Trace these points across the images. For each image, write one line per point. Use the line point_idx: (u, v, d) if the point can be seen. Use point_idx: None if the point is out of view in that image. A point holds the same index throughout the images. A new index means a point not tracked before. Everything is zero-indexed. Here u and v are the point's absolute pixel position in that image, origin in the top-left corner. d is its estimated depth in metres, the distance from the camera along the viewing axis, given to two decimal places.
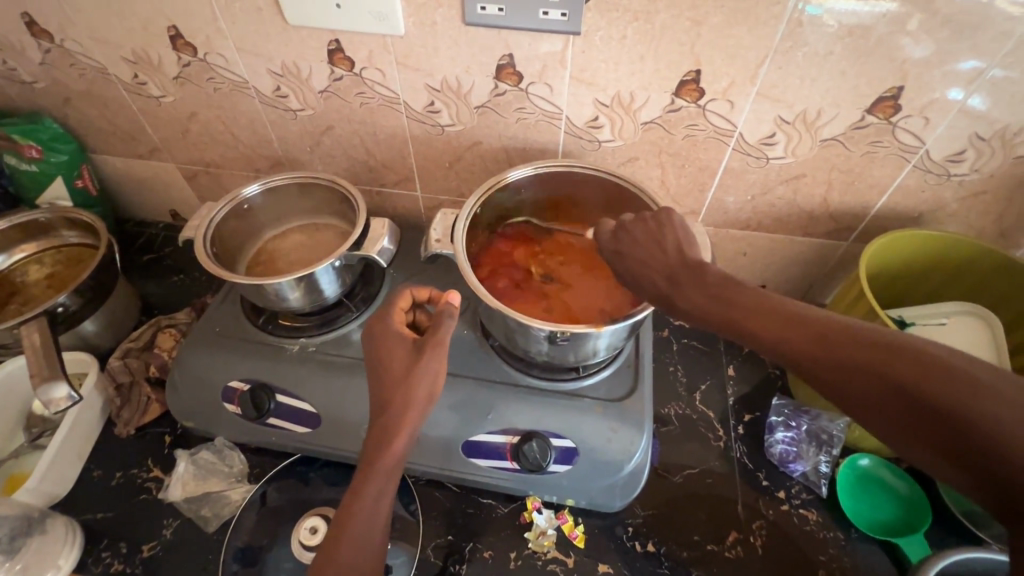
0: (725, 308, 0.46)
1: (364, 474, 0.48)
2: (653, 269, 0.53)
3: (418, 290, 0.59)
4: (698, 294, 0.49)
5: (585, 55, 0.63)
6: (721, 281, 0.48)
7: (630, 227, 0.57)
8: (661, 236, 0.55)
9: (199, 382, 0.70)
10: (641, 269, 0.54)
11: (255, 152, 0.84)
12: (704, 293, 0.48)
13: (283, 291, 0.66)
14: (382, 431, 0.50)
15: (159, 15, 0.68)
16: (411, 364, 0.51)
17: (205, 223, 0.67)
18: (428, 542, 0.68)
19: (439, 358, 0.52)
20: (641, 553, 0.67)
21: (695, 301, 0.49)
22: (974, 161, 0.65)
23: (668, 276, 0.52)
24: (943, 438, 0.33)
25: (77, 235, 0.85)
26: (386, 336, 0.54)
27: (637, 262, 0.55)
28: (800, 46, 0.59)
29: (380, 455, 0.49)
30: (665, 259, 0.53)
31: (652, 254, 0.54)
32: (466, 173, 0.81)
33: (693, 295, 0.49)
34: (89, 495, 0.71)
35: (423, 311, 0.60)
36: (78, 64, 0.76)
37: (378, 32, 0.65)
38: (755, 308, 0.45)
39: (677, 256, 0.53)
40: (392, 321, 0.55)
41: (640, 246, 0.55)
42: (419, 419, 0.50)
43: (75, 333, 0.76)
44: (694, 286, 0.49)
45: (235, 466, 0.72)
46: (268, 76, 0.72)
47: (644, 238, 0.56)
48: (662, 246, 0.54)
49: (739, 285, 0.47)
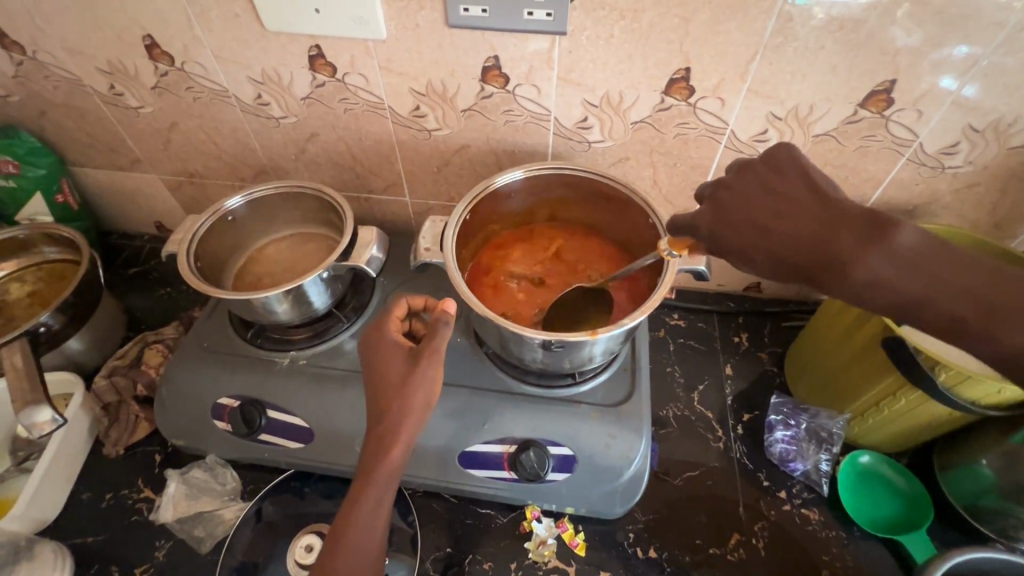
0: (925, 282, 0.38)
1: (358, 493, 0.47)
2: (798, 232, 0.41)
3: (412, 298, 0.58)
4: (886, 265, 0.38)
5: (573, 55, 0.62)
6: (910, 245, 0.39)
7: (738, 171, 0.47)
8: (784, 165, 0.45)
9: (188, 398, 0.69)
10: (773, 225, 0.42)
11: (238, 161, 0.82)
12: (895, 262, 0.38)
13: (269, 305, 0.64)
14: (376, 447, 0.48)
15: (132, 24, 0.66)
16: (407, 374, 0.50)
17: (188, 237, 0.66)
18: (427, 555, 0.67)
19: (436, 365, 0.50)
20: (642, 559, 0.66)
21: (884, 270, 0.38)
22: (968, 153, 0.64)
23: (825, 235, 0.40)
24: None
25: (58, 250, 0.83)
26: (380, 346, 0.53)
27: (763, 211, 0.43)
28: (791, 41, 0.58)
29: (373, 474, 0.47)
30: (812, 214, 0.41)
31: (781, 202, 0.43)
32: (454, 177, 0.79)
33: (884, 263, 0.38)
34: (78, 519, 0.69)
35: (419, 319, 0.59)
36: (52, 76, 0.74)
37: (358, 37, 0.63)
38: (967, 288, 0.38)
39: (827, 208, 0.41)
40: (388, 330, 0.54)
41: (764, 196, 0.44)
42: (415, 436, 0.49)
43: (59, 352, 0.74)
44: (882, 252, 0.38)
45: (227, 484, 0.70)
46: (249, 84, 0.71)
47: (764, 185, 0.45)
48: (793, 192, 0.43)
49: (934, 251, 0.39)
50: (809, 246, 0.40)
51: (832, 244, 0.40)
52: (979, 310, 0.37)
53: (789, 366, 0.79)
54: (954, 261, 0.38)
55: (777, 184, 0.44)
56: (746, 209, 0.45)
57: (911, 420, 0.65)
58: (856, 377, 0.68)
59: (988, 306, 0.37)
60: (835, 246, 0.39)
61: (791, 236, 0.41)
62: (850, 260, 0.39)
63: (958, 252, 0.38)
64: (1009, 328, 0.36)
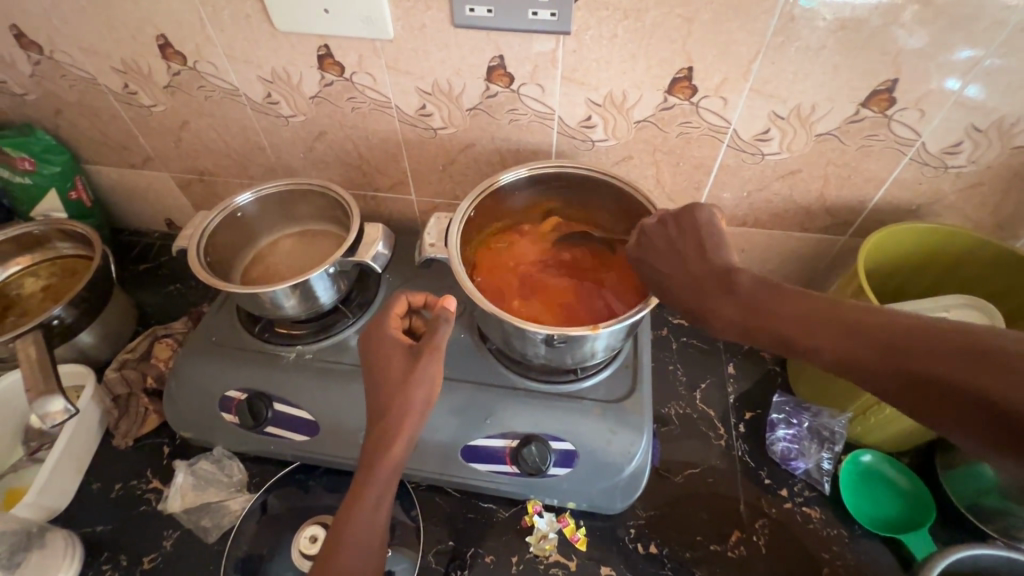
0: (763, 318, 0.45)
1: (362, 485, 0.48)
2: (673, 290, 0.53)
3: (412, 295, 0.59)
4: (729, 306, 0.47)
5: (577, 55, 0.63)
6: (753, 288, 0.47)
7: (657, 226, 0.57)
8: (687, 228, 0.55)
9: (198, 390, 0.70)
10: (667, 281, 0.53)
11: (247, 159, 0.84)
12: (740, 304, 0.47)
13: (278, 300, 0.65)
14: (376, 443, 0.49)
15: (147, 24, 0.67)
16: (407, 372, 0.51)
17: (198, 233, 0.67)
18: (429, 548, 0.67)
19: (438, 360, 0.52)
20: (643, 554, 0.67)
21: (732, 314, 0.47)
22: (971, 153, 0.65)
23: (690, 283, 0.51)
24: (999, 425, 0.33)
25: (72, 245, 0.84)
26: (381, 342, 0.54)
27: (664, 269, 0.54)
28: (792, 41, 0.58)
29: (374, 468, 0.48)
30: (688, 268, 0.52)
31: (676, 259, 0.54)
32: (459, 176, 0.80)
33: (726, 305, 0.48)
34: (88, 508, 0.70)
35: (419, 317, 0.60)
36: (68, 75, 0.76)
37: (366, 36, 0.64)
38: (788, 312, 0.44)
39: (702, 262, 0.52)
40: (389, 327, 0.55)
41: (666, 252, 0.55)
42: (411, 433, 0.50)
43: (71, 345, 0.76)
44: (726, 296, 0.48)
45: (234, 476, 0.72)
46: (258, 83, 0.72)
47: (671, 243, 0.55)
48: (687, 251, 0.53)
49: (775, 289, 0.47)
50: (682, 295, 0.52)
51: (696, 289, 0.50)
52: (799, 330, 0.43)
53: (791, 366, 0.80)
54: (789, 293, 0.46)
55: (679, 249, 0.54)
56: (656, 264, 0.55)
57: (911, 419, 0.65)
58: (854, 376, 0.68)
59: (819, 324, 0.43)
60: (697, 294, 0.50)
61: (673, 287, 0.53)
62: (705, 302, 0.49)
63: (795, 291, 0.46)
64: (835, 340, 0.42)
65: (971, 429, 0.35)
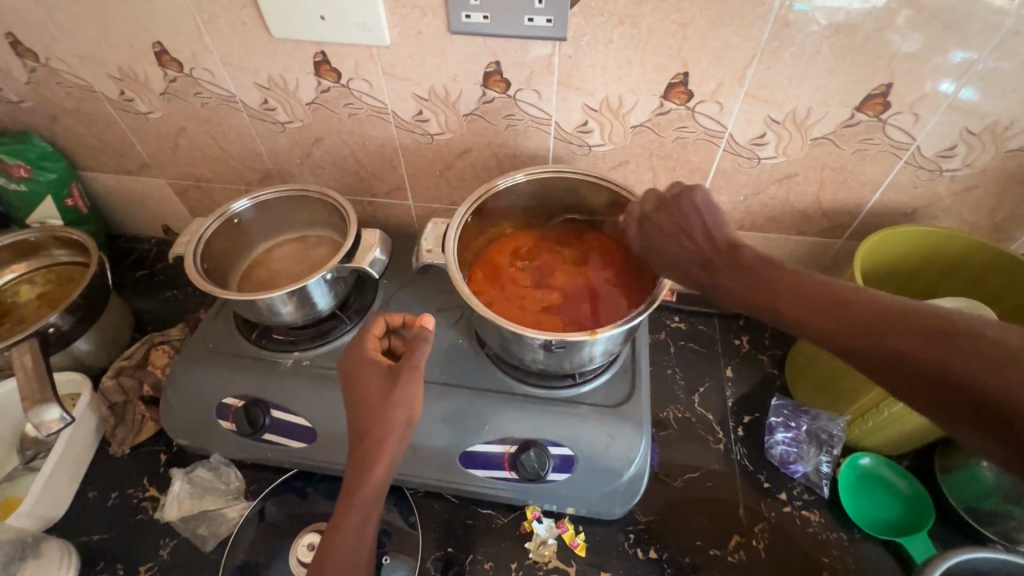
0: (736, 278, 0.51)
1: (346, 509, 0.48)
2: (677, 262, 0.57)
3: (390, 316, 0.58)
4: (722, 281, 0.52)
5: (573, 61, 0.63)
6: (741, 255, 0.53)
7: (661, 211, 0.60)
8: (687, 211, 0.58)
9: (192, 399, 0.70)
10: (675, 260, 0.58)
11: (245, 165, 0.84)
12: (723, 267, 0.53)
13: (276, 305, 0.65)
14: (362, 465, 0.49)
15: (143, 32, 0.67)
16: (387, 393, 0.51)
17: (195, 239, 0.67)
18: (428, 555, 0.67)
19: (416, 382, 0.52)
20: (643, 560, 0.66)
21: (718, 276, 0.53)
22: (965, 156, 0.65)
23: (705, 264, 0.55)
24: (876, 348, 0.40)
25: (67, 253, 0.84)
26: (361, 366, 0.54)
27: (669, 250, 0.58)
28: (788, 46, 0.58)
29: (369, 478, 0.49)
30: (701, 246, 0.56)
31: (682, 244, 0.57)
32: (457, 181, 0.80)
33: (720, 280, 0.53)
34: (84, 518, 0.70)
35: (399, 337, 0.59)
36: (64, 82, 0.76)
37: (363, 43, 0.64)
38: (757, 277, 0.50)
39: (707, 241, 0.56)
40: (365, 349, 0.55)
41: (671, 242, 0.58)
42: (392, 455, 0.50)
43: (68, 352, 0.75)
44: (712, 266, 0.54)
45: (231, 483, 0.71)
46: (255, 90, 0.72)
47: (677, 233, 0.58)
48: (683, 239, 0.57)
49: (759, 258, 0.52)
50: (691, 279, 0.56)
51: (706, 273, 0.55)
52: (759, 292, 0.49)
53: (789, 370, 0.80)
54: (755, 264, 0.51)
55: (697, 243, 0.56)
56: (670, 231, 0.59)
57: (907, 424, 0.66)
58: (844, 386, 0.69)
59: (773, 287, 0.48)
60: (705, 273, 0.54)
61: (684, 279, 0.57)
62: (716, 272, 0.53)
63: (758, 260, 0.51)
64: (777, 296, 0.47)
65: (945, 412, 0.36)
